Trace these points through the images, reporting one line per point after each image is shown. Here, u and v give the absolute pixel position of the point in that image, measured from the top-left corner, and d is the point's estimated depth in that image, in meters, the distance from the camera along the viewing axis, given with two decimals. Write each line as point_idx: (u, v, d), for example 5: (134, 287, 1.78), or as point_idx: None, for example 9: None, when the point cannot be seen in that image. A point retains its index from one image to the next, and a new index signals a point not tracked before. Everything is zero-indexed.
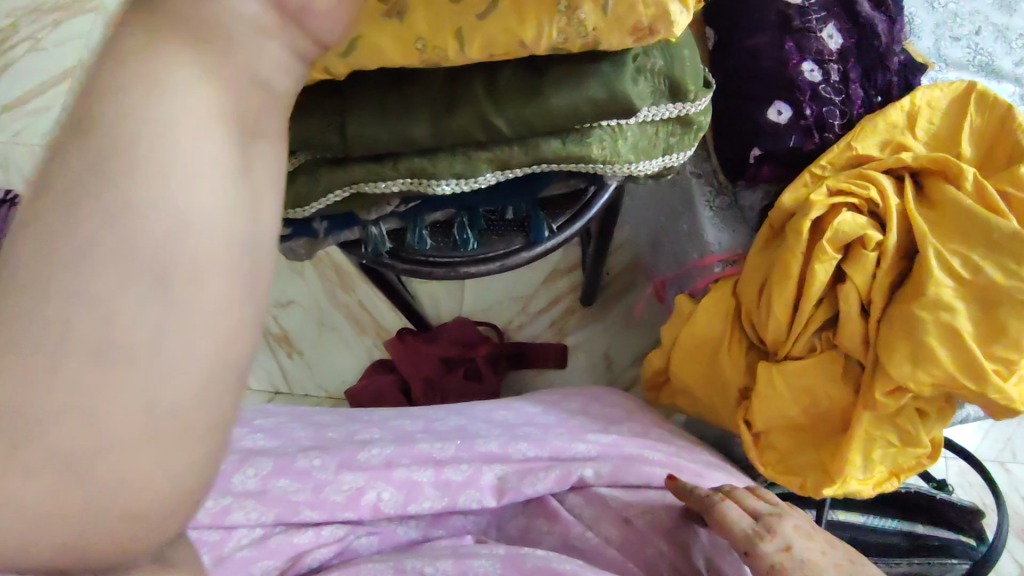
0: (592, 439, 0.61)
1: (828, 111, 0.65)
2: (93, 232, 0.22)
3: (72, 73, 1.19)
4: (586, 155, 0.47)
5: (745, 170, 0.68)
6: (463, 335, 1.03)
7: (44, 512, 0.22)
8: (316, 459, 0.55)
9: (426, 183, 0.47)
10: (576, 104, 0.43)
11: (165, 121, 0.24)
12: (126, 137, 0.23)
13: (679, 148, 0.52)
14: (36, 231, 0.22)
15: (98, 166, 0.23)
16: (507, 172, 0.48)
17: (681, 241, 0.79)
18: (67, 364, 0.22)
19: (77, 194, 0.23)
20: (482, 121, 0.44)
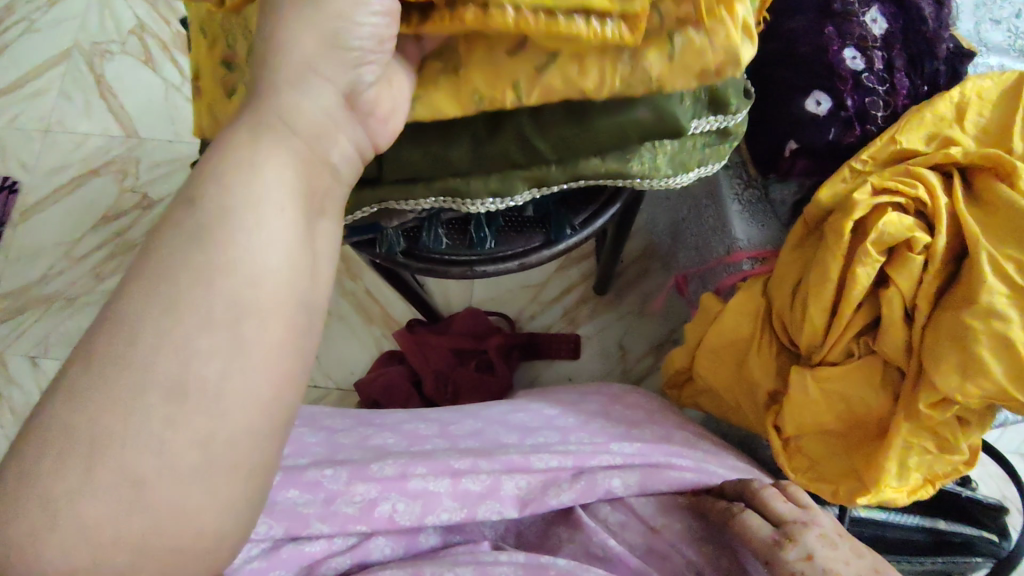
0: (617, 449, 0.62)
1: (871, 102, 0.57)
2: (195, 300, 0.31)
3: (73, 58, 1.24)
4: (625, 170, 0.48)
5: (778, 164, 0.61)
6: (475, 326, 1.05)
7: (121, 527, 0.30)
8: (327, 470, 0.57)
9: (462, 201, 0.48)
10: (623, 122, 0.43)
11: (258, 217, 0.33)
12: (230, 217, 0.33)
13: (713, 157, 0.54)
14: (155, 293, 0.31)
15: (208, 247, 0.32)
16: (544, 189, 0.49)
17: (705, 234, 0.74)
18: (156, 408, 0.30)
19: (190, 270, 0.32)
20: (522, 142, 0.45)
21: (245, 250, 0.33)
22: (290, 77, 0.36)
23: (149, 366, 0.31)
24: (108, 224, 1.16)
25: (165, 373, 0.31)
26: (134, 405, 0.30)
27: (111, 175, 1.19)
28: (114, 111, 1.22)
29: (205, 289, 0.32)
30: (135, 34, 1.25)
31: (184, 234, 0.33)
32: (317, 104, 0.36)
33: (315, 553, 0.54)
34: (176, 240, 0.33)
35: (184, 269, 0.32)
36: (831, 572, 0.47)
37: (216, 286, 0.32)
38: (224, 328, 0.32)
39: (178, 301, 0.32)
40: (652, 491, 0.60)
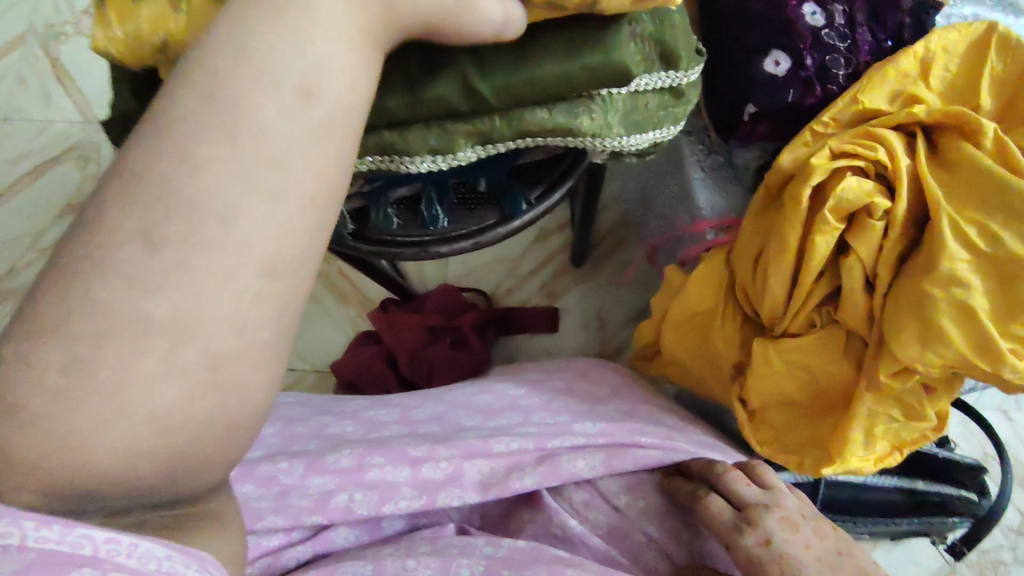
0: (581, 430, 0.61)
1: (832, 60, 0.55)
2: (159, 287, 0.27)
3: (25, 43, 1.19)
4: (572, 127, 0.46)
5: (737, 129, 0.57)
6: (448, 303, 1.04)
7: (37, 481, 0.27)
8: (283, 463, 0.56)
9: (400, 159, 0.46)
10: (566, 68, 0.43)
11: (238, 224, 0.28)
12: (206, 221, 0.28)
13: (669, 121, 0.51)
14: (116, 268, 0.27)
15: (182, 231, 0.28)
16: (489, 148, 0.47)
17: (670, 204, 0.72)
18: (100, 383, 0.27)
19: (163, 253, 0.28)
20: (464, 86, 0.43)
21: (216, 264, 0.28)
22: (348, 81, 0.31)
23: (202, 247, 0.28)
24: (72, 213, 1.14)
25: (226, 247, 0.28)
26: (187, 282, 0.28)
27: (73, 163, 1.16)
28: (71, 95, 1.18)
29: (254, 150, 0.29)
30: (89, 15, 1.21)
31: (231, 85, 0.29)
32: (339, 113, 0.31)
33: (269, 546, 0.53)
34: (223, 87, 0.29)
35: (233, 131, 0.29)
36: (788, 558, 0.47)
37: (273, 150, 0.29)
38: (273, 208, 0.29)
39: (230, 161, 0.28)
40: (618, 470, 0.59)
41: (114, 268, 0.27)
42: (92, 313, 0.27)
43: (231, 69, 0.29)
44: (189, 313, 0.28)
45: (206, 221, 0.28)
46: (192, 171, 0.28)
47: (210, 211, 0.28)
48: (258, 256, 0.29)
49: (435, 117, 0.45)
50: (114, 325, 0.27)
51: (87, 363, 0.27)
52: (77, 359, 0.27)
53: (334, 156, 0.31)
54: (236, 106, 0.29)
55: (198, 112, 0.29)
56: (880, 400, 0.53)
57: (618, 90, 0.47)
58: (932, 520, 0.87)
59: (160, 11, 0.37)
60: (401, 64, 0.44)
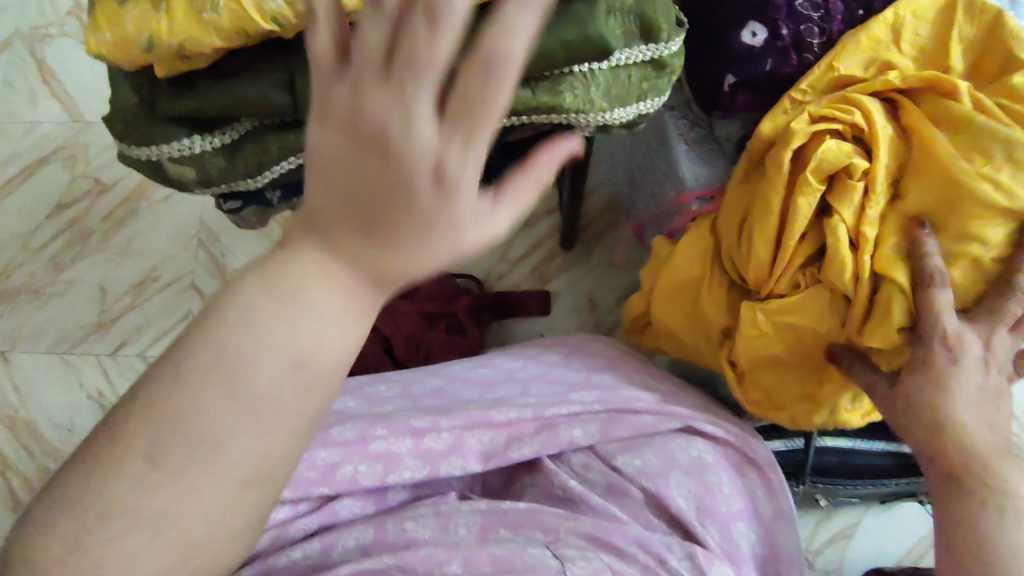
0: (577, 398, 0.62)
1: (807, 29, 0.57)
2: (157, 486, 0.33)
3: (11, 45, 1.20)
4: (555, 104, 0.48)
5: (719, 101, 0.59)
6: (443, 289, 1.05)
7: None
8: None
9: None
10: (545, 46, 0.44)
11: (217, 451, 0.33)
12: (196, 445, 0.33)
13: (653, 92, 0.52)
14: (131, 462, 0.33)
15: (177, 447, 0.33)
16: None
17: (657, 179, 0.73)
18: (111, 539, 0.34)
19: (162, 461, 0.33)
20: None
21: (197, 480, 0.33)
22: (342, 323, 0.34)
23: (190, 459, 0.33)
24: (63, 213, 1.14)
25: (215, 458, 0.33)
26: (177, 492, 0.33)
27: (62, 162, 1.16)
28: (58, 95, 1.18)
29: (242, 385, 0.33)
30: (74, 15, 1.21)
31: (236, 355, 0.33)
32: (324, 361, 0.34)
33: (277, 519, 0.55)
34: (230, 351, 0.33)
35: (231, 382, 0.33)
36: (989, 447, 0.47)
37: (258, 408, 0.33)
38: (248, 438, 0.33)
39: (227, 399, 0.33)
40: (614, 438, 0.61)
41: (129, 461, 0.33)
42: (107, 489, 0.33)
43: (237, 336, 0.33)
44: (172, 514, 0.34)
45: (195, 455, 0.33)
46: (188, 417, 0.33)
47: (200, 442, 0.33)
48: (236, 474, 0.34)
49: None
50: (120, 507, 0.33)
51: (101, 524, 0.34)
52: (95, 521, 0.34)
53: (313, 405, 0.35)
54: (238, 363, 0.33)
55: (208, 359, 0.33)
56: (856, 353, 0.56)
57: (599, 65, 0.48)
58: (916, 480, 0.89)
59: (144, 12, 0.38)
60: None
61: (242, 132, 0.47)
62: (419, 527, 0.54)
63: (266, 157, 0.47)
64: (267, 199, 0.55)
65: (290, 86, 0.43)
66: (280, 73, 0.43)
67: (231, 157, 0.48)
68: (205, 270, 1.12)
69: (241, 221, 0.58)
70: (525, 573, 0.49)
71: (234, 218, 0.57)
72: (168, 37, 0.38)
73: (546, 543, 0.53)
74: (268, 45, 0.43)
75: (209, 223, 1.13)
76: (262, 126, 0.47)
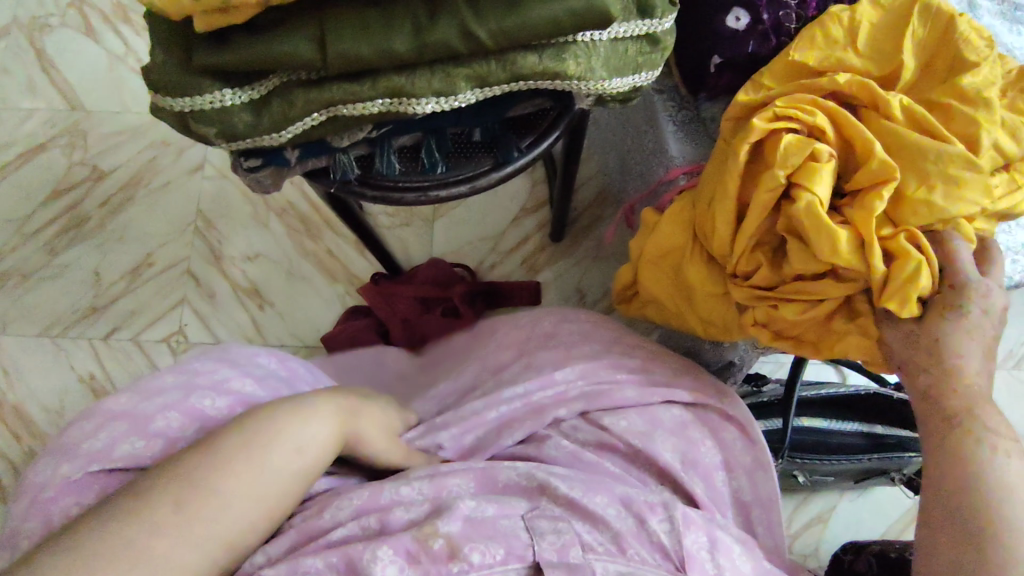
0: (562, 378, 0.67)
1: (785, 15, 0.62)
2: (155, 530, 0.45)
3: (10, 34, 1.21)
4: (561, 70, 0.52)
5: (705, 80, 0.65)
6: (439, 275, 1.07)
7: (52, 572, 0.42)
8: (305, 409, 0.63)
9: (406, 101, 0.51)
10: (554, 13, 0.48)
11: (217, 507, 0.47)
12: (198, 500, 0.47)
13: (649, 66, 0.57)
14: (144, 505, 0.45)
15: (184, 503, 0.46)
16: (485, 90, 0.53)
17: (646, 159, 0.78)
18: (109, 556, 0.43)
19: (170, 503, 0.46)
20: (461, 29, 0.48)
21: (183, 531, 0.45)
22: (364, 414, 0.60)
23: (196, 515, 0.46)
24: (58, 198, 1.15)
25: (215, 525, 0.47)
26: (172, 533, 0.45)
27: (59, 149, 1.17)
28: (56, 84, 1.20)
29: (254, 467, 0.49)
30: (74, 7, 1.23)
31: (219, 480, 0.48)
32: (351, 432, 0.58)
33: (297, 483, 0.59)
34: (231, 471, 0.48)
35: (209, 497, 0.47)
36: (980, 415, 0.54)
37: (271, 486, 0.50)
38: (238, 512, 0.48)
39: (219, 500, 0.47)
40: (601, 406, 0.65)
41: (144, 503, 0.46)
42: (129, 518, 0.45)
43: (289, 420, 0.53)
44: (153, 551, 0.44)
45: (201, 511, 0.46)
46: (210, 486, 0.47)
47: (208, 501, 0.47)
48: (232, 539, 0.48)
49: (436, 62, 0.50)
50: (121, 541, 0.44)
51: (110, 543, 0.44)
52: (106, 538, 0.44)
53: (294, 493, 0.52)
54: (225, 475, 0.48)
55: (192, 483, 0.47)
56: (874, 310, 0.58)
57: (600, 35, 0.53)
58: (892, 457, 0.93)
59: None
60: (407, 11, 0.48)
61: (270, 87, 0.50)
62: (415, 489, 0.57)
63: (290, 111, 0.51)
64: (286, 158, 0.58)
65: (322, 41, 0.47)
66: (311, 29, 0.47)
67: (257, 112, 0.51)
68: (200, 256, 1.13)
69: (258, 184, 0.61)
70: (497, 536, 0.51)
71: (251, 178, 0.60)
72: None
73: (524, 513, 0.55)
74: (302, 4, 0.47)
75: (205, 211, 1.15)
76: (289, 82, 0.50)
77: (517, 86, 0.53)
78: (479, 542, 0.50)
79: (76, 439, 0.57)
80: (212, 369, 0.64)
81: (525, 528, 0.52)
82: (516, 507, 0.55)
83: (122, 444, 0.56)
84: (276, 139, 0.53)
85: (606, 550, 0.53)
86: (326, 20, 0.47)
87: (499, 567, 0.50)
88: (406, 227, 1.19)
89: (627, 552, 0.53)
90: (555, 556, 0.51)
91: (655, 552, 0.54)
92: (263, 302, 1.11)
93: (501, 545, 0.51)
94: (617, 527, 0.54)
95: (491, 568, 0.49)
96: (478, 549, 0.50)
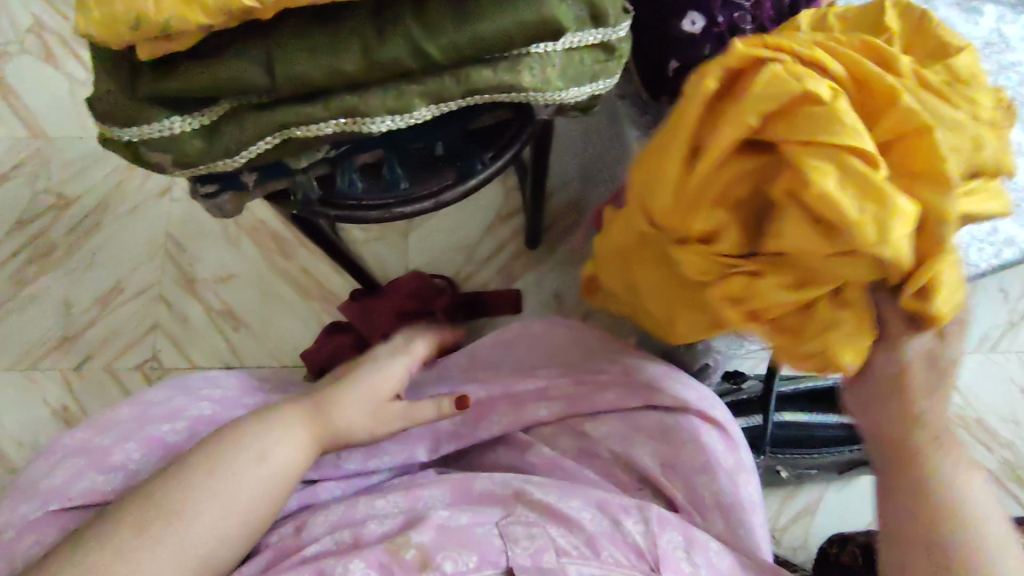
0: (543, 377, 0.66)
1: (740, 17, 0.62)
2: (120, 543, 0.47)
3: None
4: (516, 82, 0.52)
5: (665, 86, 0.66)
6: (421, 289, 1.04)
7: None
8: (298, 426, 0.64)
9: (360, 121, 0.50)
10: (505, 27, 0.48)
11: (180, 513, 0.49)
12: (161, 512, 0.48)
13: (606, 73, 0.57)
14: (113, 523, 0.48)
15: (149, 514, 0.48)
16: (442, 106, 0.52)
17: (613, 165, 0.78)
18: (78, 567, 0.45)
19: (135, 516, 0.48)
20: (412, 46, 0.48)
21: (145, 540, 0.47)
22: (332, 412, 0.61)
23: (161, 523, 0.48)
24: (24, 227, 1.13)
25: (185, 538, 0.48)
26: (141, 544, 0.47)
27: (22, 178, 1.15)
28: (18, 111, 1.18)
29: (213, 476, 0.51)
30: (34, 33, 1.21)
31: (208, 482, 0.51)
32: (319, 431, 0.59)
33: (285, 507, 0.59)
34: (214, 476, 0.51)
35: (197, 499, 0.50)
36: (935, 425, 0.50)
37: (229, 489, 0.51)
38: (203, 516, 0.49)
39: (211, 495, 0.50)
40: (581, 410, 0.64)
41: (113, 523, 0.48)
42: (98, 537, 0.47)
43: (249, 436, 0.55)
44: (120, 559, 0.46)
45: (164, 519, 0.48)
46: (172, 496, 0.49)
47: (173, 510, 0.49)
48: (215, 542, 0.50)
49: (390, 80, 0.50)
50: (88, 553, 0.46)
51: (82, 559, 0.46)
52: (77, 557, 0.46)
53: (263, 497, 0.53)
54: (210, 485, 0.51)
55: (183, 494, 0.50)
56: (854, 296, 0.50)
57: (553, 46, 0.53)
58: None
59: None
60: (355, 30, 0.47)
61: (221, 113, 0.50)
62: (391, 501, 0.57)
63: (243, 136, 0.50)
64: (244, 182, 0.57)
65: (270, 64, 0.47)
66: (258, 53, 0.46)
67: (209, 137, 0.50)
68: (171, 280, 1.11)
69: (218, 210, 0.60)
70: (471, 546, 0.51)
71: (211, 205, 0.59)
72: (154, 15, 0.41)
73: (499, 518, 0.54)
74: (247, 27, 0.46)
75: (175, 233, 1.14)
76: (240, 106, 0.49)
77: (473, 101, 0.53)
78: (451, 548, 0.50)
79: (37, 478, 0.56)
80: (179, 399, 0.63)
81: (499, 534, 0.52)
82: (491, 515, 0.55)
83: (89, 480, 0.55)
84: (231, 164, 0.52)
85: (580, 553, 0.52)
86: (274, 42, 0.46)
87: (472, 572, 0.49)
88: (381, 241, 1.18)
89: (602, 553, 0.52)
90: (529, 560, 0.50)
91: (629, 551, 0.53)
92: (238, 324, 1.10)
93: (474, 552, 0.51)
94: (591, 527, 0.54)
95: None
96: (450, 558, 0.50)
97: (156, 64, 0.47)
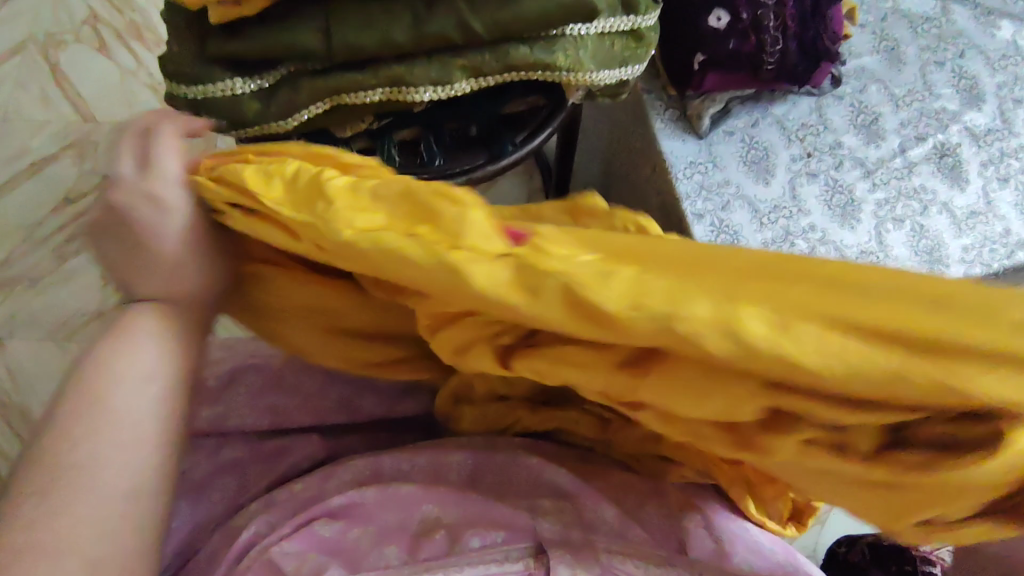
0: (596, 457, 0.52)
1: (763, 13, 0.64)
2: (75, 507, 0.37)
3: (23, 50, 1.25)
4: (551, 61, 0.55)
5: (690, 78, 0.70)
6: None
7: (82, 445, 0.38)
8: (298, 484, 0.51)
9: (406, 89, 0.54)
10: (546, 7, 0.52)
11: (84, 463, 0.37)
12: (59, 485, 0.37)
13: (634, 60, 0.61)
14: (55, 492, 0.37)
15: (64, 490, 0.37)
16: (480, 80, 0.56)
17: (636, 156, 0.81)
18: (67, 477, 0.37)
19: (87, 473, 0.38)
20: (460, 21, 0.52)
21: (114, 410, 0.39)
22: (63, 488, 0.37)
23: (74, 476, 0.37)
24: (69, 207, 1.17)
25: (97, 490, 0.37)
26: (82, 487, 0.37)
27: (71, 159, 1.20)
28: (70, 97, 1.23)
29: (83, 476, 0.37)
30: (89, 24, 1.28)
31: (73, 447, 0.37)
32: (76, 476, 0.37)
33: (281, 473, 0.53)
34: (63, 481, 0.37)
35: (76, 474, 0.37)
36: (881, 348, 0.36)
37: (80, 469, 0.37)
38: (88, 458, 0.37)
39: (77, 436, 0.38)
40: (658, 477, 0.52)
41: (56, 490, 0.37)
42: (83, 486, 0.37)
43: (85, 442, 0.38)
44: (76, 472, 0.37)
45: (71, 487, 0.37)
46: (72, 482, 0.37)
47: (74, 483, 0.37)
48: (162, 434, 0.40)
49: (435, 51, 0.54)
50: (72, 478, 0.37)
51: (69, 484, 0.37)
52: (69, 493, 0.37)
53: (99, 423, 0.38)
54: (70, 508, 0.36)
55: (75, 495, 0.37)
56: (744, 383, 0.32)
57: (588, 30, 0.56)
58: None
59: None
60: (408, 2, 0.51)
61: (279, 78, 0.54)
62: (414, 465, 0.51)
63: (296, 100, 0.54)
64: None
65: (327, 32, 0.51)
66: (318, 19, 0.51)
67: (266, 100, 0.54)
68: None
69: None
70: (497, 526, 0.47)
71: None
72: None
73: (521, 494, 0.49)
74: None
75: None
76: (298, 72, 0.54)
77: (510, 76, 0.57)
78: (478, 526, 0.46)
79: None
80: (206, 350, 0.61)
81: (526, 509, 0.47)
82: (514, 489, 0.50)
83: None
84: (284, 126, 0.56)
85: (607, 530, 0.48)
86: (332, 12, 0.51)
87: (501, 549, 0.45)
88: None
89: (627, 532, 0.48)
90: (558, 535, 0.46)
91: (655, 533, 0.49)
92: None
93: (502, 528, 0.47)
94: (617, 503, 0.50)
95: (492, 550, 0.45)
96: (477, 533, 0.46)
97: (227, 29, 0.51)
